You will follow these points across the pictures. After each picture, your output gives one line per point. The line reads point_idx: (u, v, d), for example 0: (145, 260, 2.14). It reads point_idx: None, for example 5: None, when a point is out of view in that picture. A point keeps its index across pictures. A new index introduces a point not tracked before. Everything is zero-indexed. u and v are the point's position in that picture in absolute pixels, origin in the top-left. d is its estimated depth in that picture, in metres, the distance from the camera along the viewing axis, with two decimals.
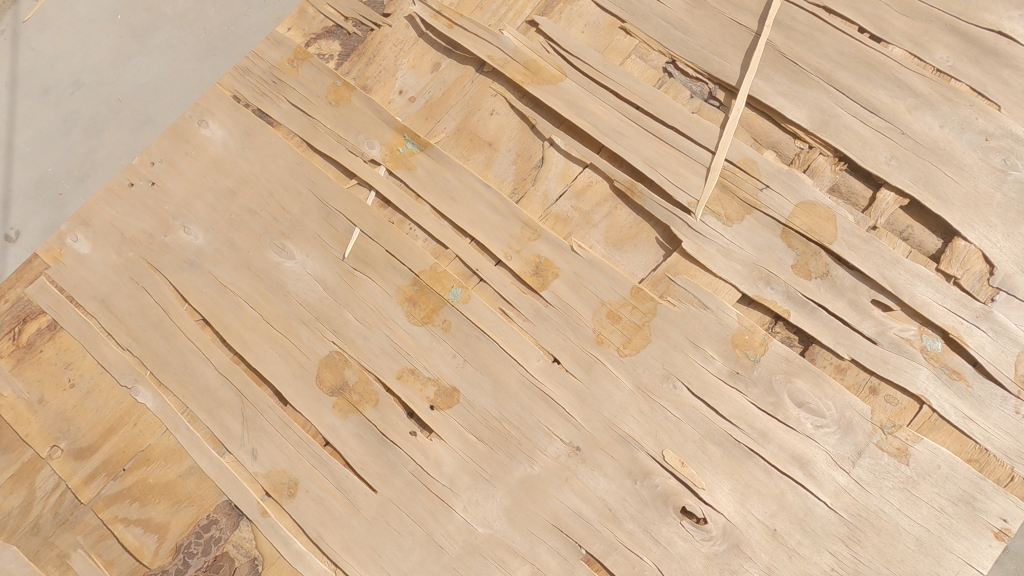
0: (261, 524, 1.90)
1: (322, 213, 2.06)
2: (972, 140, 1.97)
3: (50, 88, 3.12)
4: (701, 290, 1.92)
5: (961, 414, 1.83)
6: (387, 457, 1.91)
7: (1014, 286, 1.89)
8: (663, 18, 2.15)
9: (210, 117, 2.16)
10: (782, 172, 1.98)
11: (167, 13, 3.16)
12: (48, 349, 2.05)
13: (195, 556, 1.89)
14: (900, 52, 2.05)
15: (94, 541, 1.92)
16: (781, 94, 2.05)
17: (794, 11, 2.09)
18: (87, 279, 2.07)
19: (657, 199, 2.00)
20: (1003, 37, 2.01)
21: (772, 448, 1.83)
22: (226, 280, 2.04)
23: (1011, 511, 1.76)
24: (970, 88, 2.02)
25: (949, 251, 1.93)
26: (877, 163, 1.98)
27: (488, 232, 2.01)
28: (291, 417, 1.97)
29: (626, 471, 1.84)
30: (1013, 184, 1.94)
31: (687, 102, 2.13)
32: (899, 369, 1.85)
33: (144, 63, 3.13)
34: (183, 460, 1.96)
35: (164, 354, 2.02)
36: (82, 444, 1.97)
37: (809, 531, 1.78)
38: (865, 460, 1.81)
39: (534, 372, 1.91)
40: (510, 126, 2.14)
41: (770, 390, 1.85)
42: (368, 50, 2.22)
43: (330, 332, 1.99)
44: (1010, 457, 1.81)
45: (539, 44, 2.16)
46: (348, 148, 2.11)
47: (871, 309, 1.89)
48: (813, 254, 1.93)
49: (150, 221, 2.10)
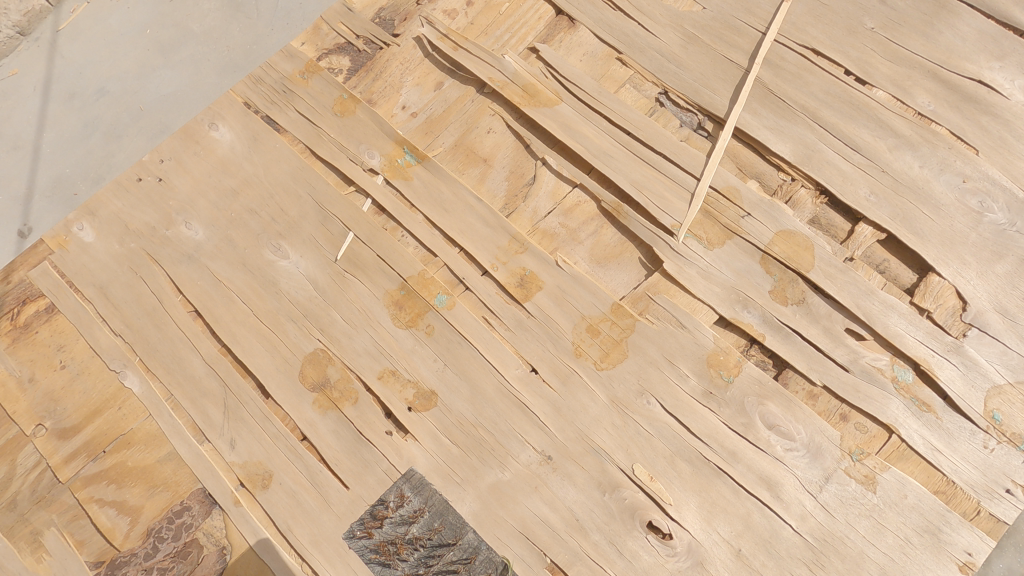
0: (233, 514, 1.93)
1: (319, 217, 2.14)
2: (950, 181, 2.03)
3: (76, 93, 3.26)
4: (679, 309, 1.97)
5: (930, 445, 1.84)
6: (362, 455, 1.94)
7: (987, 323, 1.92)
8: (658, 52, 2.26)
9: (220, 121, 2.27)
10: (764, 202, 2.04)
11: (194, 30, 3.32)
12: (43, 330, 2.11)
13: (165, 542, 1.91)
14: (883, 94, 2.13)
15: (68, 520, 1.94)
16: (767, 128, 2.13)
17: (783, 51, 2.19)
18: (88, 266, 2.15)
19: (643, 221, 2.07)
20: (984, 86, 2.10)
21: (741, 467, 1.85)
22: (222, 276, 2.11)
23: (976, 545, 1.76)
24: (949, 131, 2.09)
25: (924, 285, 1.97)
26: (857, 199, 2.05)
27: (476, 242, 2.08)
28: (272, 410, 2.01)
29: (596, 482, 1.86)
30: (988, 226, 1.99)
31: (675, 131, 2.21)
32: (870, 398, 1.88)
33: (167, 75, 3.26)
34: (163, 446, 1.99)
35: (156, 342, 2.08)
36: (66, 424, 2.01)
37: (773, 553, 1.79)
38: (832, 486, 1.82)
39: (511, 380, 1.95)
40: (505, 144, 2.23)
41: (741, 411, 1.88)
42: (375, 67, 2.34)
43: (316, 330, 2.04)
44: (976, 491, 1.82)
45: (538, 69, 2.26)
46: (348, 157, 2.20)
47: (844, 337, 1.93)
48: (791, 281, 1.98)
49: (153, 215, 2.18)
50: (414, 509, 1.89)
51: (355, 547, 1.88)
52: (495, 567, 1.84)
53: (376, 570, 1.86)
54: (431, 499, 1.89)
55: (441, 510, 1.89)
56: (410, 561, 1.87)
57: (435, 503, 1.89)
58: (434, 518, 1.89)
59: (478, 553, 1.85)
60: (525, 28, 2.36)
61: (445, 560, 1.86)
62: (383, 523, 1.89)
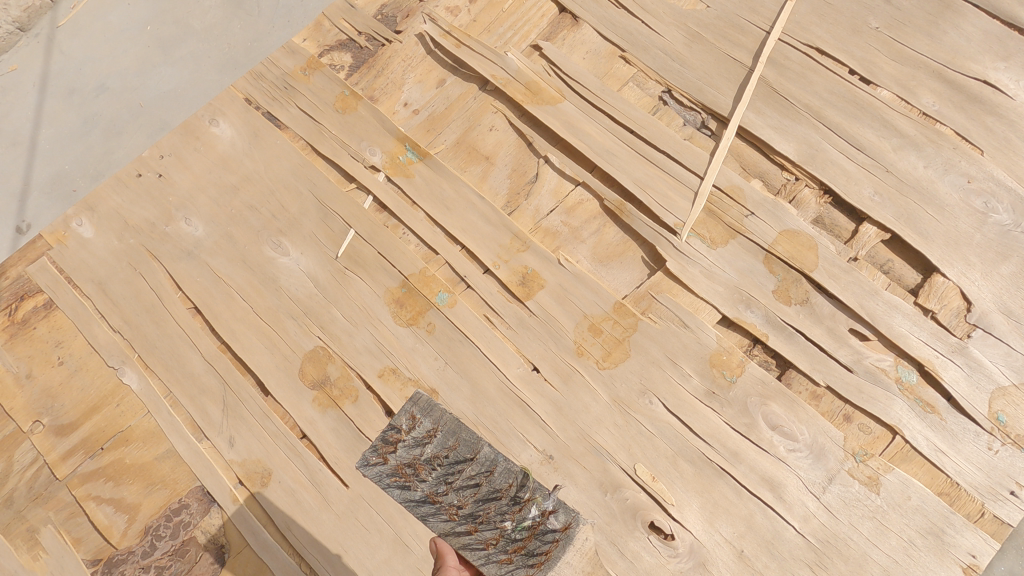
0: (232, 512, 1.91)
1: (320, 214, 2.13)
2: (955, 182, 2.02)
3: (75, 90, 3.24)
4: (681, 308, 1.96)
5: (934, 447, 1.83)
6: (362, 453, 1.92)
7: (991, 324, 1.91)
8: (662, 50, 2.25)
9: (221, 117, 2.26)
10: (768, 201, 2.03)
11: (194, 27, 3.30)
12: (42, 326, 2.10)
13: (163, 539, 1.90)
14: (888, 94, 2.12)
15: (65, 518, 1.93)
16: (771, 127, 2.12)
17: (788, 50, 2.18)
18: (87, 262, 2.14)
19: (645, 220, 2.06)
20: (989, 87, 2.09)
21: (744, 468, 1.83)
22: (222, 272, 2.10)
23: (979, 547, 1.75)
24: (954, 132, 2.08)
25: (928, 285, 1.96)
26: (861, 199, 2.03)
27: (478, 240, 2.06)
28: (271, 408, 2.00)
29: (597, 482, 1.85)
30: (992, 226, 1.98)
31: (679, 130, 2.20)
32: (874, 399, 1.87)
33: (168, 72, 3.24)
34: (161, 444, 1.98)
35: (154, 338, 2.06)
36: (64, 421, 2.00)
37: (776, 555, 1.77)
38: (836, 487, 1.81)
39: (512, 379, 1.94)
40: (507, 142, 2.22)
41: (744, 411, 1.87)
42: (377, 64, 2.33)
43: (316, 327, 2.03)
44: (980, 493, 1.81)
45: (540, 67, 2.25)
46: (350, 154, 2.19)
47: (848, 337, 1.92)
48: (794, 281, 1.97)
49: (153, 211, 2.17)
50: (427, 426, 1.63)
51: (365, 475, 1.58)
52: (516, 477, 1.59)
53: (394, 496, 1.56)
54: (442, 418, 1.64)
55: (454, 427, 1.62)
56: (428, 481, 1.57)
57: (447, 421, 1.63)
58: (448, 436, 1.61)
59: (496, 465, 1.60)
60: (528, 25, 2.35)
61: (465, 475, 1.58)
62: (397, 447, 1.59)
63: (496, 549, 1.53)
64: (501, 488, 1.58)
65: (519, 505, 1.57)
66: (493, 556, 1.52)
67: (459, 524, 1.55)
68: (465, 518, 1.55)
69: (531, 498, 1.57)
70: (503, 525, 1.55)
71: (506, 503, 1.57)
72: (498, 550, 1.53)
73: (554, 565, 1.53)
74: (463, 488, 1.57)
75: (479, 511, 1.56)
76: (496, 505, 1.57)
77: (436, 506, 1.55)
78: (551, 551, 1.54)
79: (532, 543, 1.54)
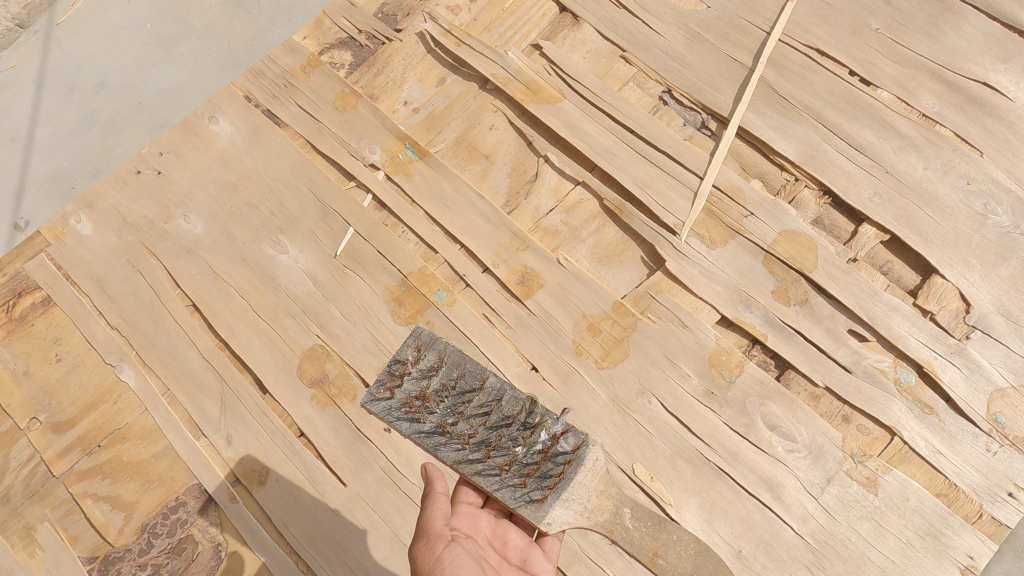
0: (229, 510, 1.90)
1: (319, 212, 2.12)
2: (954, 183, 2.02)
3: (74, 87, 3.23)
4: (681, 308, 1.96)
5: (932, 448, 1.83)
6: (360, 452, 1.92)
7: (991, 325, 1.91)
8: (662, 50, 2.25)
9: (221, 114, 2.26)
10: (768, 202, 2.03)
11: (194, 25, 3.30)
12: (39, 323, 2.09)
13: (160, 537, 1.89)
14: (888, 95, 2.12)
15: (61, 515, 1.92)
16: (770, 127, 2.12)
17: (788, 51, 2.18)
18: (85, 259, 2.14)
19: (645, 220, 2.05)
20: (989, 88, 2.09)
21: (742, 468, 1.83)
22: (220, 270, 2.10)
23: (978, 549, 1.75)
24: (954, 133, 2.08)
25: (927, 286, 1.96)
26: (860, 199, 2.03)
27: (478, 239, 2.06)
28: (269, 406, 1.99)
29: None
30: (992, 228, 1.98)
31: (679, 130, 2.20)
32: (872, 399, 1.87)
33: (167, 70, 3.23)
34: (158, 441, 1.97)
35: (152, 335, 2.06)
36: (61, 418, 1.99)
37: (774, 555, 1.77)
38: (834, 488, 1.81)
39: (511, 378, 1.94)
40: (507, 141, 2.22)
41: (743, 411, 1.87)
42: (378, 63, 2.33)
43: (315, 325, 2.02)
44: (978, 494, 1.81)
45: (541, 67, 2.25)
46: (349, 152, 2.18)
47: (847, 338, 1.92)
48: (793, 282, 1.97)
49: (152, 208, 2.17)
50: (432, 359, 1.71)
51: (377, 410, 1.65)
52: (523, 403, 1.68)
53: (405, 428, 1.63)
54: (445, 352, 1.72)
55: (458, 360, 1.71)
56: (439, 411, 1.65)
57: (451, 353, 1.72)
58: (453, 368, 1.70)
59: (504, 394, 1.69)
60: (529, 25, 2.35)
61: (474, 404, 1.67)
62: (404, 380, 1.68)
63: (509, 474, 1.62)
64: (510, 415, 1.67)
65: (528, 430, 1.65)
66: (507, 480, 1.61)
67: (471, 452, 1.62)
68: (477, 445, 1.63)
69: (540, 422, 1.66)
70: (516, 449, 1.63)
71: (516, 430, 1.65)
72: (512, 473, 1.62)
73: (567, 485, 1.65)
74: (474, 416, 1.66)
75: (490, 437, 1.64)
76: (507, 431, 1.65)
77: (448, 435, 1.63)
78: (563, 471, 1.65)
79: (546, 465, 1.65)
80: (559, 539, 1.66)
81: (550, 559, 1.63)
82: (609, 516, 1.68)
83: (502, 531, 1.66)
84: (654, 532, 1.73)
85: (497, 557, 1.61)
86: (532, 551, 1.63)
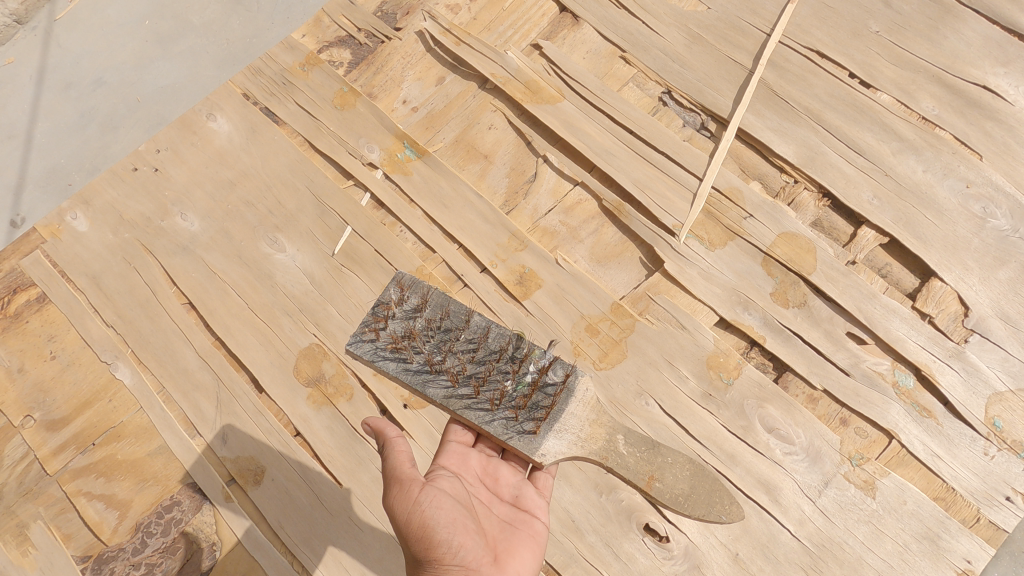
0: (224, 509, 1.89)
1: (317, 210, 2.11)
2: (953, 186, 2.02)
3: (72, 83, 3.21)
4: (679, 310, 1.95)
5: (930, 451, 1.83)
6: (356, 452, 1.91)
7: (989, 329, 1.91)
8: (662, 51, 2.24)
9: (219, 112, 2.26)
10: (767, 204, 2.03)
11: (193, 22, 3.29)
12: (34, 320, 2.08)
13: (154, 537, 1.87)
14: (887, 98, 2.12)
15: (55, 514, 1.91)
16: (770, 129, 2.12)
17: (788, 52, 2.18)
18: (80, 255, 2.13)
19: (644, 220, 2.05)
20: (988, 92, 2.09)
21: (740, 470, 1.83)
22: (217, 268, 2.09)
23: (975, 553, 1.74)
24: (953, 137, 2.08)
25: (925, 289, 1.96)
26: (859, 202, 2.03)
27: (476, 239, 2.05)
28: (265, 405, 1.98)
29: (592, 484, 1.84)
30: (991, 231, 1.98)
31: (678, 130, 2.19)
32: (871, 402, 1.87)
33: (165, 67, 3.22)
34: (153, 440, 1.96)
35: (148, 333, 2.04)
36: (55, 416, 1.98)
37: (770, 558, 1.76)
38: (831, 491, 1.81)
39: None
40: (506, 141, 2.21)
41: (740, 414, 1.86)
42: (377, 61, 2.33)
43: (311, 324, 2.01)
44: (976, 498, 1.80)
45: (540, 67, 2.24)
46: (347, 151, 2.17)
47: (846, 340, 1.91)
48: (792, 284, 1.96)
49: (149, 205, 2.16)
50: (416, 299, 1.74)
51: (362, 351, 1.66)
52: (509, 338, 1.70)
53: (392, 366, 1.64)
54: (429, 293, 1.75)
55: (442, 300, 1.75)
56: (426, 349, 1.67)
57: (434, 295, 1.75)
58: (437, 308, 1.73)
59: (489, 330, 1.71)
60: (529, 24, 2.34)
61: (461, 341, 1.69)
62: (389, 321, 1.71)
63: (500, 407, 1.62)
64: (496, 351, 1.68)
65: (516, 363, 1.66)
66: (498, 413, 1.61)
67: (460, 387, 1.63)
68: (466, 380, 1.64)
69: (527, 354, 1.67)
70: (505, 381, 1.64)
71: (503, 364, 1.67)
72: (504, 406, 1.62)
73: (559, 416, 1.62)
74: (462, 351, 1.68)
75: (479, 371, 1.65)
76: (495, 365, 1.66)
77: (436, 372, 1.65)
78: (554, 402, 1.63)
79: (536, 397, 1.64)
80: (551, 476, 1.69)
81: (542, 495, 1.65)
82: (603, 443, 1.62)
83: (493, 469, 1.69)
84: (648, 457, 1.63)
85: (489, 493, 1.63)
86: (524, 487, 1.65)
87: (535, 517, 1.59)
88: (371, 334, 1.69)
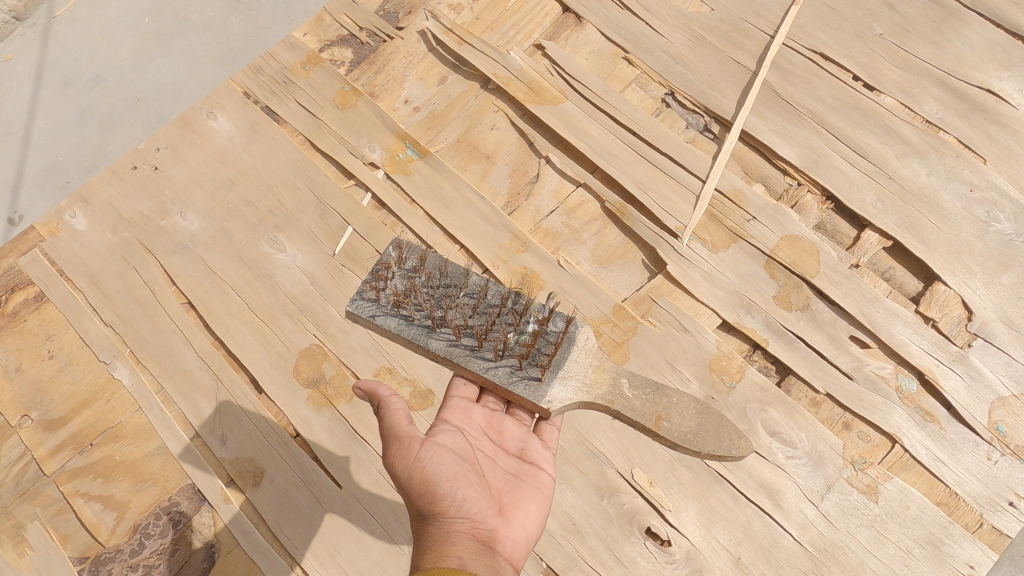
0: (222, 511, 1.87)
1: (318, 210, 2.10)
2: (957, 190, 2.01)
3: (71, 81, 3.19)
4: (682, 312, 1.95)
5: (933, 455, 1.82)
6: (356, 453, 1.90)
7: (992, 334, 1.90)
8: (665, 52, 2.24)
9: (219, 110, 2.25)
10: (770, 206, 2.02)
11: (193, 21, 3.28)
12: (32, 319, 2.07)
13: (152, 538, 1.86)
14: (891, 101, 2.11)
15: (52, 515, 1.89)
16: (773, 131, 2.11)
17: (791, 55, 2.18)
18: (79, 254, 2.11)
19: (646, 222, 2.04)
20: (992, 95, 2.09)
21: (741, 474, 1.82)
22: (216, 267, 2.07)
23: (979, 559, 1.72)
24: (957, 140, 2.07)
25: (929, 293, 1.95)
26: (863, 205, 2.02)
27: (477, 240, 2.04)
28: (265, 406, 1.97)
29: (594, 486, 1.84)
30: (995, 235, 1.97)
31: (681, 131, 2.18)
32: (874, 407, 1.86)
33: (165, 65, 3.19)
34: (152, 440, 1.95)
35: (146, 333, 2.03)
36: (53, 416, 1.97)
37: (773, 563, 1.74)
38: (834, 495, 1.79)
39: None
40: (508, 141, 2.19)
41: (743, 417, 1.85)
42: (379, 60, 2.32)
43: (312, 324, 2.00)
44: (979, 503, 1.79)
45: (543, 67, 2.24)
46: (348, 150, 2.16)
47: (849, 344, 1.91)
48: (795, 287, 1.95)
49: (148, 204, 2.15)
50: (415, 259, 1.74)
51: (363, 310, 1.67)
52: (508, 292, 1.69)
53: (393, 323, 1.65)
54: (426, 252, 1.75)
55: (439, 259, 1.75)
56: (427, 304, 1.67)
57: (431, 255, 1.75)
58: (435, 266, 1.73)
59: (487, 285, 1.70)
60: (531, 24, 2.34)
61: (461, 295, 1.68)
62: (388, 280, 1.70)
63: (504, 357, 1.61)
64: (496, 305, 1.67)
65: (517, 315, 1.66)
66: (502, 363, 1.60)
67: (463, 340, 1.63)
68: (468, 333, 1.64)
69: (527, 306, 1.67)
70: (507, 332, 1.63)
71: (504, 316, 1.66)
72: (507, 357, 1.62)
73: (562, 363, 1.61)
74: (462, 305, 1.67)
75: (480, 322, 1.65)
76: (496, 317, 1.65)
77: (437, 327, 1.64)
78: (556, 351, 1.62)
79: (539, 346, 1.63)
80: (556, 429, 1.68)
81: (548, 448, 1.64)
82: (608, 388, 1.59)
83: (497, 423, 1.67)
84: (653, 398, 1.58)
85: (494, 447, 1.62)
86: (529, 440, 1.64)
87: (540, 469, 1.59)
88: (371, 293, 1.70)
